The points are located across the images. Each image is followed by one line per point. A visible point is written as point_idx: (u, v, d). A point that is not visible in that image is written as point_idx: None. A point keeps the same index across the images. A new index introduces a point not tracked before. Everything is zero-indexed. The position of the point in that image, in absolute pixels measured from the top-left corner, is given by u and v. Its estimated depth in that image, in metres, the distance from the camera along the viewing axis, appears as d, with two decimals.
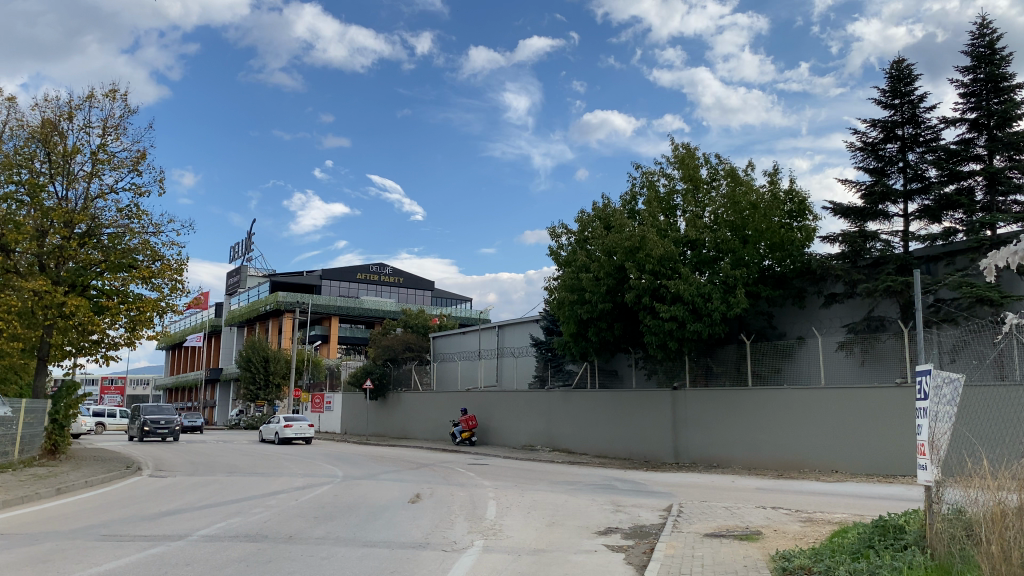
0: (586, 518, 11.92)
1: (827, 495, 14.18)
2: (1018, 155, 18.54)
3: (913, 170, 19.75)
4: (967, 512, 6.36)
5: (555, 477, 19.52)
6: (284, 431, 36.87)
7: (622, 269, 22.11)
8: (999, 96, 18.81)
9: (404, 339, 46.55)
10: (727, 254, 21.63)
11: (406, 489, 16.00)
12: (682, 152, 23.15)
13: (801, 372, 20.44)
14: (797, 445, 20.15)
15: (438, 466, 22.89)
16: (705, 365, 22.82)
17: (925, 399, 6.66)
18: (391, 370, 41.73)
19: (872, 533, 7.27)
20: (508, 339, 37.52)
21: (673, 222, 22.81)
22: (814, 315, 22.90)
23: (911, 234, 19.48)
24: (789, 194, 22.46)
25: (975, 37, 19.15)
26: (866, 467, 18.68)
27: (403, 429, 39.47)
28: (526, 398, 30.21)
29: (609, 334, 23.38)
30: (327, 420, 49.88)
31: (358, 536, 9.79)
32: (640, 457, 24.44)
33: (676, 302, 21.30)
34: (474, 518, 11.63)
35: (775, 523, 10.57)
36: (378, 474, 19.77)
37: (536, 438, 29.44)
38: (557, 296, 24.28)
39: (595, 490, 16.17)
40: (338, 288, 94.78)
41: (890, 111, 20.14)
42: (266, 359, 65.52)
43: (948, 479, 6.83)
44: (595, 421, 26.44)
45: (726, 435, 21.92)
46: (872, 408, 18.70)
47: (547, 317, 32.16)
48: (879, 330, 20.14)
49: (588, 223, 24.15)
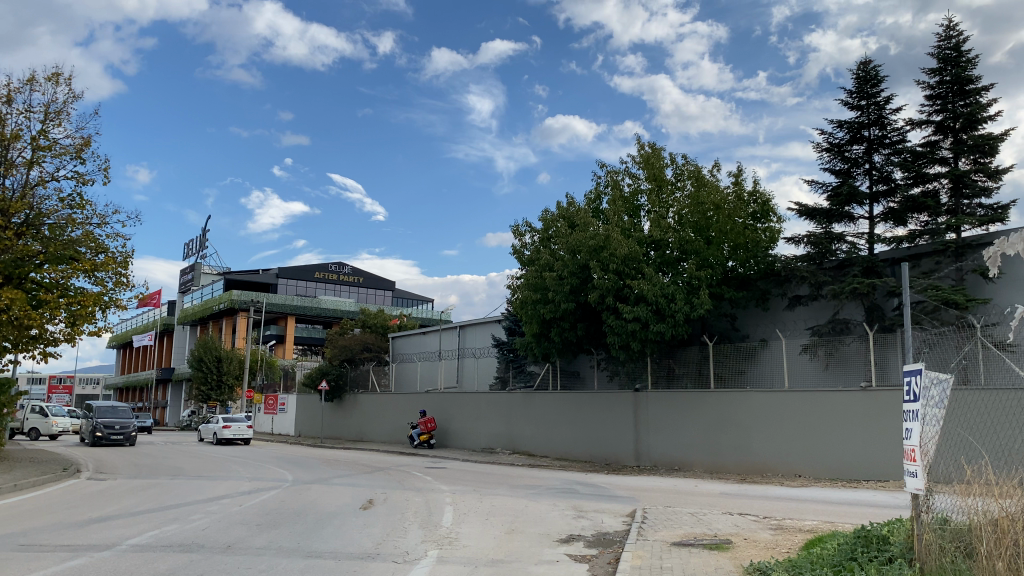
0: (547, 525, 11.34)
1: (794, 501, 13.79)
2: (983, 158, 18.63)
3: (878, 172, 19.54)
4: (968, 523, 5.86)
5: (515, 481, 18.93)
6: (221, 432, 36.28)
7: (586, 268, 21.63)
8: (965, 99, 18.79)
9: (361, 339, 45.58)
10: (691, 255, 21.22)
11: (358, 494, 15.25)
12: (647, 151, 22.76)
13: (764, 375, 20.16)
14: (758, 448, 19.85)
15: (394, 470, 22.16)
16: (668, 367, 22.43)
17: (916, 400, 6.15)
18: (347, 371, 40.79)
19: (854, 545, 6.76)
20: (469, 340, 36.83)
21: (637, 223, 22.44)
22: (778, 318, 22.66)
23: (877, 237, 19.29)
24: (754, 195, 22.25)
25: (941, 40, 19.12)
26: (829, 471, 18.43)
27: (360, 432, 38.57)
28: (485, 400, 29.57)
29: (572, 334, 22.90)
30: (281, 421, 48.70)
31: (302, 546, 9.07)
32: (600, 459, 24.00)
33: (640, 302, 20.87)
34: (429, 526, 10.97)
35: (744, 531, 10.09)
36: (330, 478, 18.96)
37: (495, 440, 28.83)
38: (519, 296, 23.65)
39: (556, 494, 15.59)
40: (296, 287, 93.19)
41: (856, 113, 19.93)
42: (219, 359, 63.91)
43: (935, 485, 6.35)
44: (556, 423, 25.92)
45: (689, 438, 21.53)
46: (835, 412, 18.44)
47: (508, 317, 31.58)
48: (844, 332, 19.94)
49: (552, 222, 23.65)
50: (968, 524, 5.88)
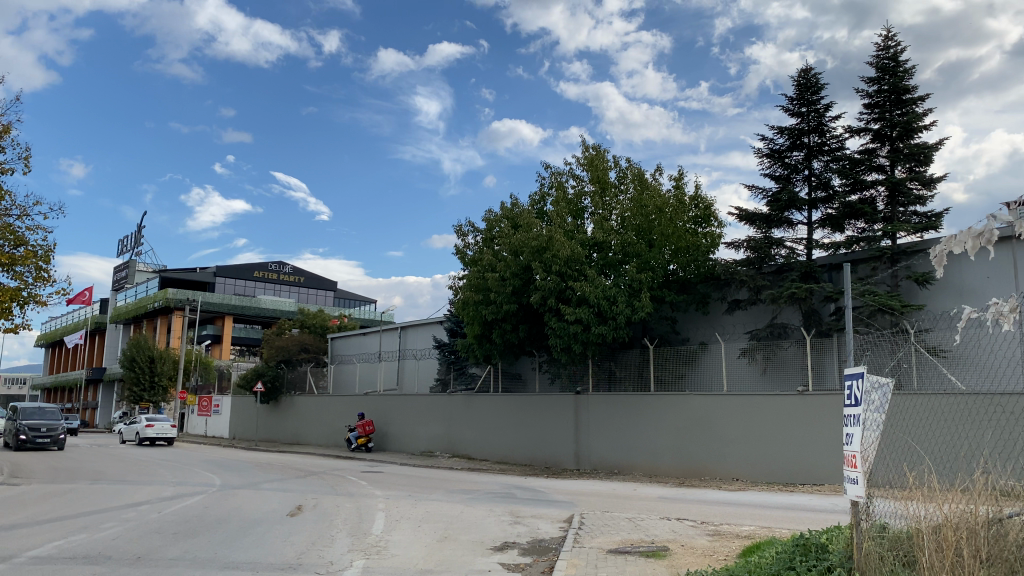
0: (481, 532, 10.96)
1: (732, 505, 13.67)
2: (918, 166, 18.88)
3: (817, 179, 19.81)
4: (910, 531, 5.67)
5: (453, 485, 18.51)
6: (145, 432, 35.47)
7: (528, 269, 21.37)
8: (902, 108, 19.05)
9: (299, 340, 44.49)
10: (633, 257, 21.09)
11: (287, 500, 14.65)
12: (592, 153, 22.63)
13: (703, 379, 20.16)
14: (697, 451, 19.83)
15: (328, 475, 21.49)
16: (608, 370, 22.23)
17: (857, 404, 5.94)
18: (284, 373, 39.74)
19: (793, 553, 6.55)
20: (409, 342, 36.19)
21: (581, 224, 22.23)
22: (718, 322, 22.74)
23: (815, 242, 19.44)
24: (695, 200, 22.31)
25: (880, 49, 19.34)
26: (767, 474, 18.48)
27: (296, 434, 37.63)
28: (425, 402, 29.08)
29: (514, 336, 22.58)
30: (216, 423, 47.30)
31: (218, 557, 8.52)
32: (540, 463, 23.75)
33: (582, 304, 20.70)
34: (357, 534, 10.49)
35: (681, 537, 9.88)
36: (261, 483, 18.24)
37: (434, 443, 28.35)
38: (460, 296, 23.20)
39: (493, 500, 15.24)
40: (234, 286, 91.05)
41: (797, 119, 20.06)
42: (152, 359, 61.85)
43: (875, 491, 6.16)
44: (496, 426, 25.58)
45: (630, 441, 21.41)
46: (774, 417, 18.49)
47: (449, 319, 31.15)
48: (781, 336, 20.01)
49: (495, 222, 23.32)
50: (908, 533, 5.69)
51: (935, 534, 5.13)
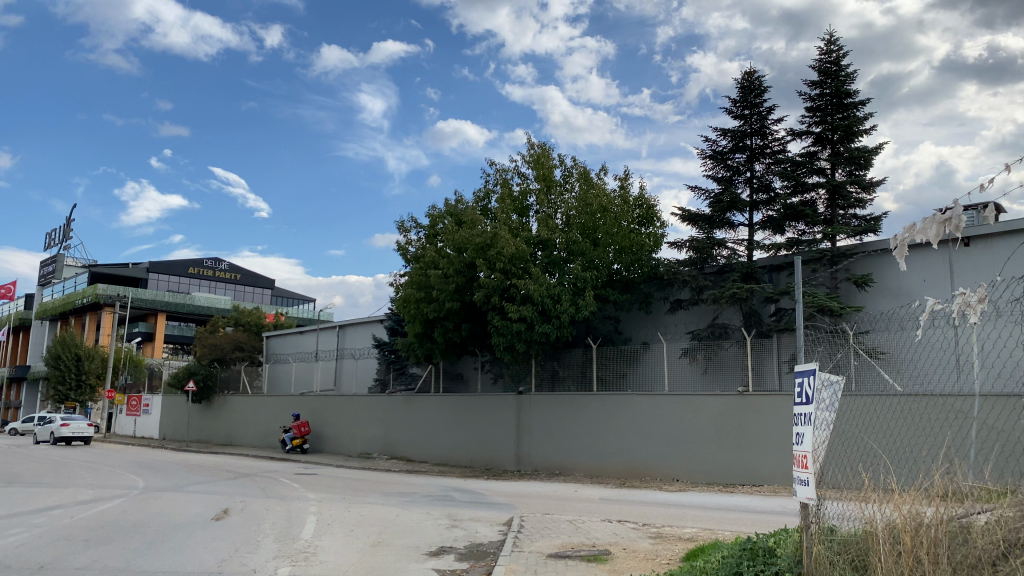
0: (416, 537, 10.52)
1: (673, 507, 13.49)
2: (859, 170, 19.09)
3: (759, 181, 19.92)
4: (864, 531, 5.45)
5: (390, 487, 17.97)
6: (59, 430, 34.23)
7: (472, 266, 21.01)
8: (843, 111, 19.25)
9: (233, 338, 43.09)
10: (578, 256, 20.89)
11: (214, 503, 13.96)
12: (537, 151, 22.34)
13: (646, 378, 20.08)
14: (639, 452, 19.69)
15: (261, 477, 20.72)
16: (552, 370, 21.98)
17: (808, 403, 5.72)
18: (217, 372, 38.48)
19: (740, 558, 6.31)
20: (348, 340, 35.33)
21: (525, 222, 21.90)
22: (660, 322, 22.69)
23: (756, 244, 19.53)
24: (640, 200, 22.19)
25: (823, 53, 19.52)
26: (707, 475, 18.43)
27: (229, 435, 36.49)
28: (364, 402, 28.42)
29: (456, 335, 22.14)
30: (145, 424, 45.66)
31: (130, 566, 7.91)
32: (481, 464, 23.34)
33: (526, 303, 20.38)
34: (285, 539, 9.95)
35: (623, 540, 9.60)
36: (188, 485, 17.40)
37: (372, 444, 27.72)
38: (401, 294, 22.64)
39: (430, 502, 14.79)
40: (168, 282, 88.40)
41: (740, 121, 20.12)
42: (79, 358, 59.45)
43: (825, 493, 5.96)
44: (436, 427, 25.10)
45: (571, 441, 21.17)
46: (715, 417, 18.45)
47: (390, 317, 30.53)
48: (722, 337, 20.00)
49: (437, 219, 22.84)
50: (861, 536, 5.49)
51: (891, 538, 4.92)
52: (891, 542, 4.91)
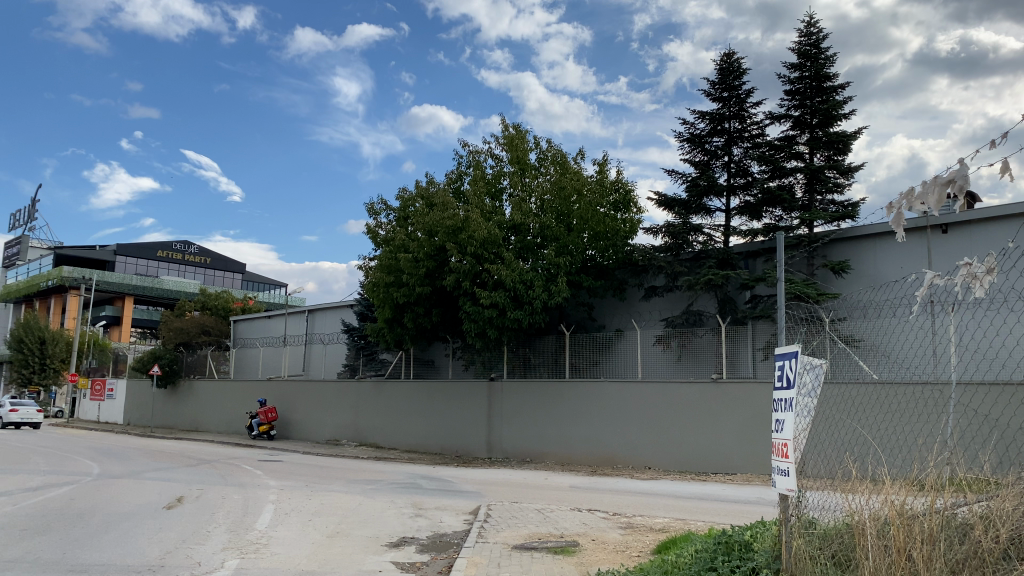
0: (377, 527, 10.06)
1: (645, 496, 13.16)
2: (837, 155, 18.96)
3: (736, 166, 19.61)
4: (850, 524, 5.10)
5: (356, 475, 17.50)
6: (6, 415, 33.32)
7: (443, 250, 20.48)
8: (822, 95, 19.03)
9: (200, 323, 42.13)
10: (551, 241, 20.50)
11: (169, 491, 13.39)
12: (512, 133, 21.84)
13: (619, 365, 19.78)
14: (610, 440, 19.39)
15: (223, 464, 20.11)
16: (523, 356, 21.59)
17: (790, 387, 5.31)
18: (182, 357, 37.65)
19: (715, 552, 5.93)
20: (318, 325, 34.65)
21: (499, 205, 21.42)
22: (634, 308, 22.36)
23: (732, 229, 19.24)
24: (616, 184, 21.81)
25: (803, 35, 19.26)
26: (680, 464, 18.17)
27: (195, 421, 35.75)
28: (332, 388, 27.85)
29: (426, 320, 21.63)
30: (110, 409, 44.70)
31: (64, 560, 7.33)
32: (451, 452, 22.92)
33: (497, 288, 19.94)
34: (238, 529, 9.43)
35: (592, 531, 9.22)
36: (144, 472, 16.77)
37: (341, 431, 27.19)
38: (371, 278, 22.08)
39: (396, 490, 14.35)
40: (136, 266, 86.78)
41: (718, 104, 19.77)
42: (43, 341, 58.09)
43: (804, 488, 5.59)
44: (406, 414, 24.61)
45: (542, 429, 20.81)
46: (687, 404, 18.20)
47: (360, 301, 29.92)
48: (697, 324, 19.75)
49: (408, 201, 22.29)
50: (848, 536, 5.12)
51: (879, 532, 4.62)
52: (879, 536, 4.62)
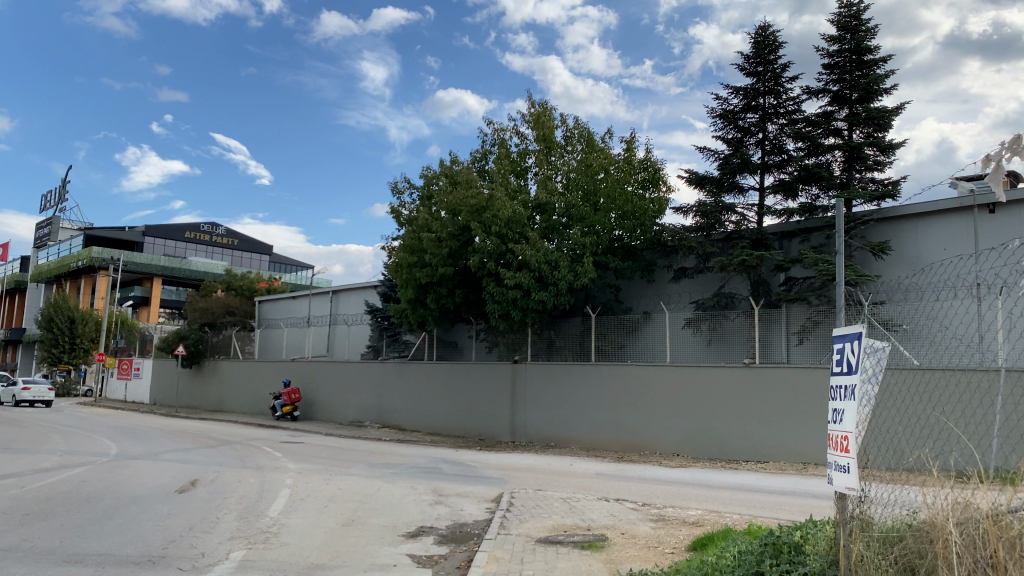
0: (395, 515, 9.60)
1: (676, 485, 12.59)
2: (878, 132, 18.07)
3: (772, 143, 18.81)
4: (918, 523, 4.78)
5: (377, 458, 17.10)
6: (22, 393, 33.53)
7: (467, 230, 19.91)
8: (862, 69, 18.11)
9: (225, 303, 42.10)
10: (577, 221, 19.89)
11: (183, 473, 13.05)
12: (537, 110, 21.17)
13: (646, 349, 19.12)
14: (636, 425, 18.83)
15: (243, 445, 19.83)
16: (548, 339, 21.07)
17: (853, 372, 4.72)
18: (207, 337, 37.61)
19: (761, 556, 5.36)
20: (342, 306, 34.30)
21: (523, 184, 20.81)
22: (663, 290, 21.62)
23: (767, 208, 18.48)
24: (645, 163, 21.12)
25: (842, 7, 18.33)
26: (708, 451, 17.56)
27: (219, 401, 35.71)
28: (356, 369, 27.50)
29: (449, 301, 21.14)
30: (137, 389, 44.93)
31: (61, 549, 6.93)
32: (474, 435, 22.51)
33: (522, 269, 19.39)
34: (249, 516, 9.01)
35: (621, 523, 8.68)
36: (162, 453, 16.56)
37: (364, 413, 26.89)
38: (394, 259, 21.62)
39: (417, 475, 13.91)
40: (164, 247, 87.33)
41: (753, 79, 18.94)
42: (73, 321, 58.61)
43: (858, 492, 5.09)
44: (429, 396, 24.19)
45: (567, 413, 20.30)
46: (716, 388, 17.58)
47: (383, 283, 29.50)
48: (728, 307, 19.03)
49: (431, 180, 21.76)
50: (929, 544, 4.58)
51: (958, 527, 4.42)
52: (965, 534, 4.39)
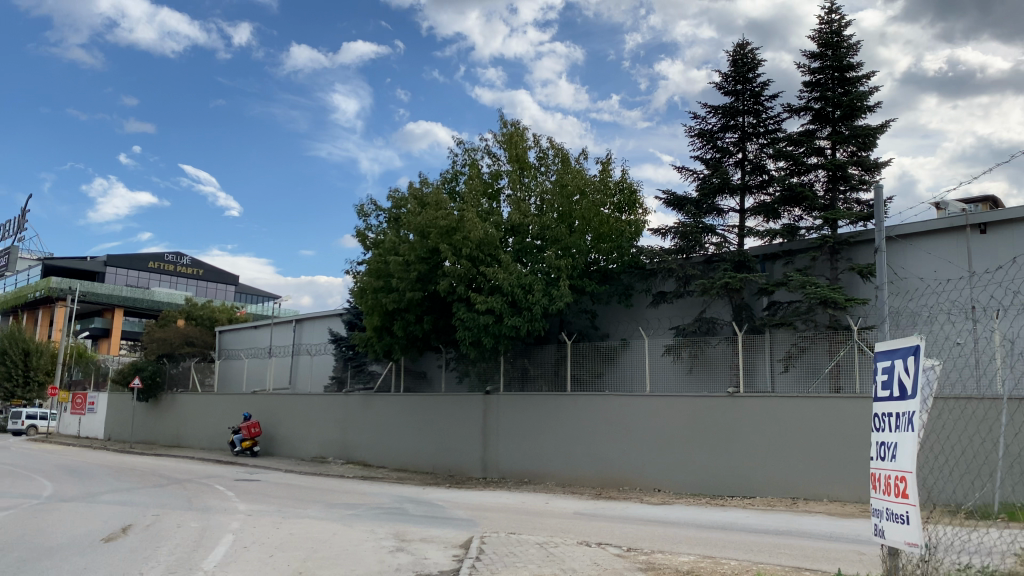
0: (351, 565, 8.49)
1: (659, 525, 11.56)
2: (862, 150, 17.46)
3: (752, 163, 18.20)
4: None
5: (338, 498, 15.89)
6: None
7: (435, 252, 18.88)
8: (845, 87, 17.56)
9: (184, 334, 40.60)
10: (552, 243, 19.00)
11: (118, 517, 11.78)
12: (510, 130, 20.42)
13: (625, 378, 18.25)
14: (614, 458, 17.84)
15: (194, 483, 18.44)
16: (522, 368, 20.10)
17: (913, 397, 3.85)
18: (165, 368, 35.94)
19: None
20: (305, 335, 32.99)
21: (496, 207, 19.90)
22: (641, 316, 20.69)
23: (748, 230, 17.77)
24: (621, 185, 20.36)
25: (823, 23, 17.80)
26: (691, 486, 16.55)
27: (177, 436, 34.08)
28: (319, 403, 26.19)
29: (417, 329, 20.11)
30: (92, 424, 42.99)
31: None
32: (444, 471, 21.32)
33: (494, 293, 18.46)
34: (181, 569, 7.86)
35: (607, 573, 7.64)
36: (101, 494, 15.22)
37: (328, 448, 25.59)
38: (359, 284, 20.55)
39: (378, 516, 12.76)
40: (126, 277, 85.16)
41: (731, 97, 18.32)
42: (27, 352, 56.30)
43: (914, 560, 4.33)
44: (396, 430, 22.98)
45: (541, 447, 19.25)
46: (698, 420, 16.63)
47: (348, 310, 28.39)
48: (710, 333, 18.19)
49: (399, 203, 20.80)
50: None
51: None
52: None
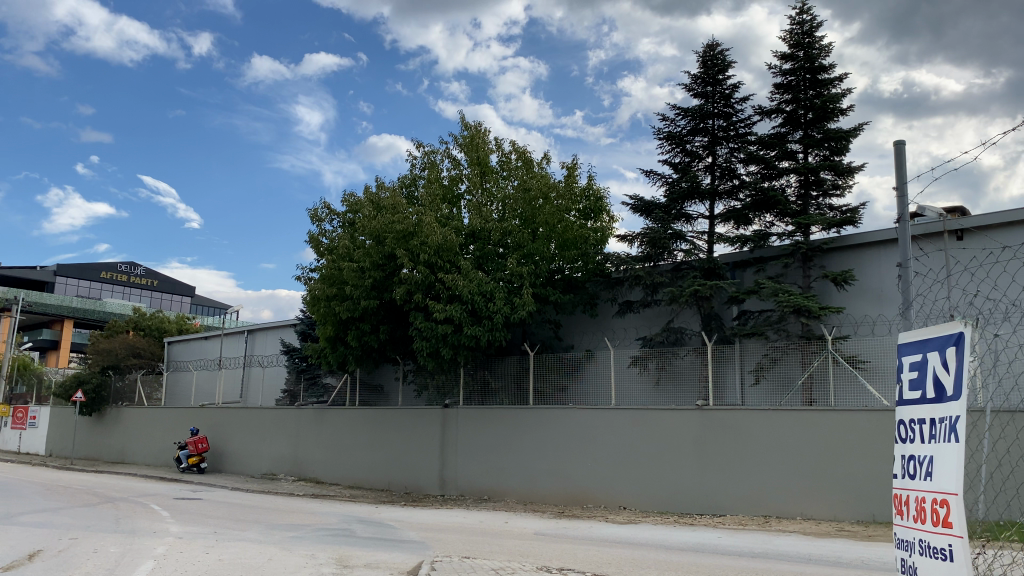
0: None
1: (627, 547, 10.70)
2: (834, 155, 16.98)
3: (722, 168, 17.61)
4: None
5: (282, 518, 14.83)
6: None
7: (393, 257, 17.98)
8: (817, 89, 17.09)
9: (131, 345, 39.02)
10: (515, 249, 18.18)
11: (30, 541, 10.60)
12: (472, 132, 19.63)
13: (590, 390, 17.48)
14: (577, 475, 17.03)
15: (127, 502, 17.15)
16: (483, 380, 19.24)
17: (954, 396, 3.06)
18: (110, 381, 34.26)
19: None
20: (258, 347, 31.74)
21: (456, 212, 19.04)
22: (607, 326, 19.97)
23: (718, 236, 17.17)
24: (587, 191, 19.69)
25: (794, 24, 17.33)
26: (659, 503, 15.76)
27: (121, 451, 32.49)
28: (270, 416, 25.00)
29: (373, 338, 19.12)
30: (31, 439, 41.02)
31: None
32: (400, 488, 20.29)
33: (452, 301, 17.54)
34: None
35: None
36: (21, 515, 13.94)
37: (278, 464, 24.42)
38: (311, 291, 19.53)
39: (322, 539, 11.77)
40: (76, 287, 82.55)
41: (701, 99, 17.74)
42: None
43: None
44: (350, 445, 21.90)
45: (502, 463, 18.36)
46: (665, 434, 15.88)
47: (302, 319, 27.27)
48: (677, 343, 17.53)
49: (355, 207, 19.82)
50: None
51: None
52: None
